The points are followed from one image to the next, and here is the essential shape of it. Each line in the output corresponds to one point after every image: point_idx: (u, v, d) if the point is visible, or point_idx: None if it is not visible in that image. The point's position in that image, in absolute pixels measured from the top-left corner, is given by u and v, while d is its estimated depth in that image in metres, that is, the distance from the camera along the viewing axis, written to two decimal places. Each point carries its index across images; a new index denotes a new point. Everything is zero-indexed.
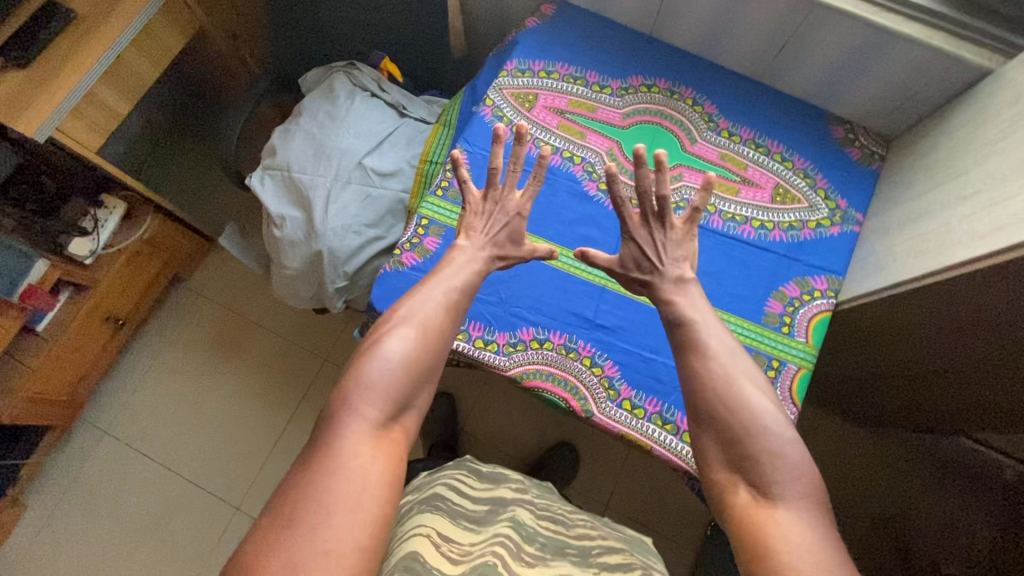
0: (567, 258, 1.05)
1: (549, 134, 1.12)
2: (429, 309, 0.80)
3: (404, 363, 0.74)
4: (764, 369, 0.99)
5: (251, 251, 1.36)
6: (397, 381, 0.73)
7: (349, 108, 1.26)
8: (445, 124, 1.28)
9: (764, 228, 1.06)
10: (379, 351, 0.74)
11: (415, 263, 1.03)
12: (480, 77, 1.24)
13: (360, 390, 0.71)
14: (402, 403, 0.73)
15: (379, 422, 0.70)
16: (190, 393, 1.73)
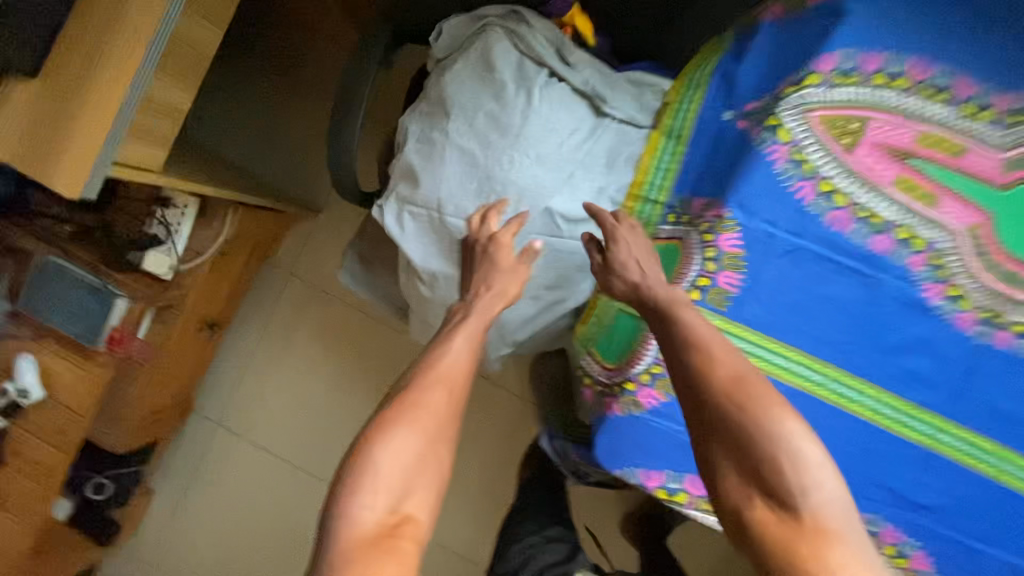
0: (881, 401, 0.72)
1: (879, 197, 0.69)
2: (434, 390, 0.65)
3: (410, 456, 0.61)
4: None
5: (381, 289, 1.04)
6: (406, 467, 0.61)
7: (521, 108, 0.81)
8: (668, 133, 0.81)
9: None
10: (380, 450, 0.61)
11: (656, 406, 0.73)
12: (748, 61, 0.75)
13: (357, 484, 0.60)
14: (406, 497, 0.60)
15: (381, 522, 0.59)
16: (298, 386, 1.56)
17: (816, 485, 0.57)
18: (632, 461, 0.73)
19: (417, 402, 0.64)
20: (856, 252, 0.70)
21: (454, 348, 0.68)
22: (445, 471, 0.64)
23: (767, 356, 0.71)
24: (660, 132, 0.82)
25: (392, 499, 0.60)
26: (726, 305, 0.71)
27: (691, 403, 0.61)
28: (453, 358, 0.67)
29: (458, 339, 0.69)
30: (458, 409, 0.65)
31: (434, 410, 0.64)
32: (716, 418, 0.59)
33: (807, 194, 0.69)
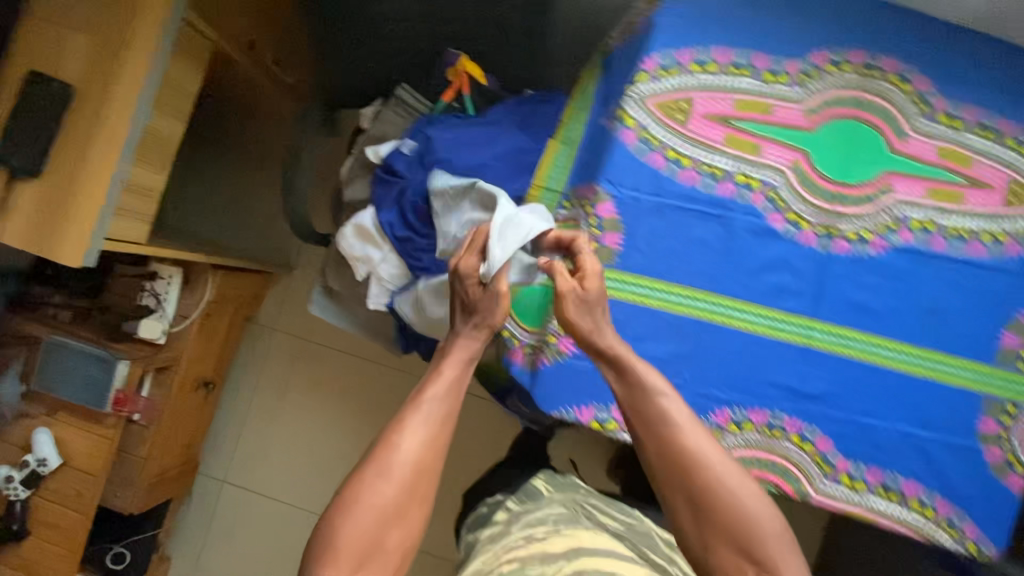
0: (758, 315, 0.87)
1: (716, 154, 0.87)
2: (401, 453, 0.63)
3: (371, 521, 0.60)
4: (996, 417, 0.87)
5: (345, 313, 1.18)
6: (365, 539, 0.60)
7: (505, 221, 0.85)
8: (564, 141, 1.00)
9: (997, 242, 0.86)
10: (342, 520, 0.60)
11: (577, 350, 0.88)
12: (612, 74, 0.95)
13: (316, 558, 0.60)
14: (369, 560, 0.61)
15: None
16: (295, 431, 1.67)
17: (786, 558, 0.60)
18: (566, 400, 0.88)
19: (386, 463, 0.62)
20: (707, 200, 0.87)
21: (427, 401, 0.65)
22: (416, 526, 0.64)
23: (656, 294, 0.87)
24: (557, 141, 1.01)
25: (357, 562, 0.60)
26: (615, 259, 0.87)
27: (672, 473, 0.63)
28: (425, 415, 0.65)
29: (431, 393, 0.66)
30: (434, 468, 0.64)
31: (402, 470, 0.62)
32: (705, 505, 0.62)
33: (660, 163, 0.87)
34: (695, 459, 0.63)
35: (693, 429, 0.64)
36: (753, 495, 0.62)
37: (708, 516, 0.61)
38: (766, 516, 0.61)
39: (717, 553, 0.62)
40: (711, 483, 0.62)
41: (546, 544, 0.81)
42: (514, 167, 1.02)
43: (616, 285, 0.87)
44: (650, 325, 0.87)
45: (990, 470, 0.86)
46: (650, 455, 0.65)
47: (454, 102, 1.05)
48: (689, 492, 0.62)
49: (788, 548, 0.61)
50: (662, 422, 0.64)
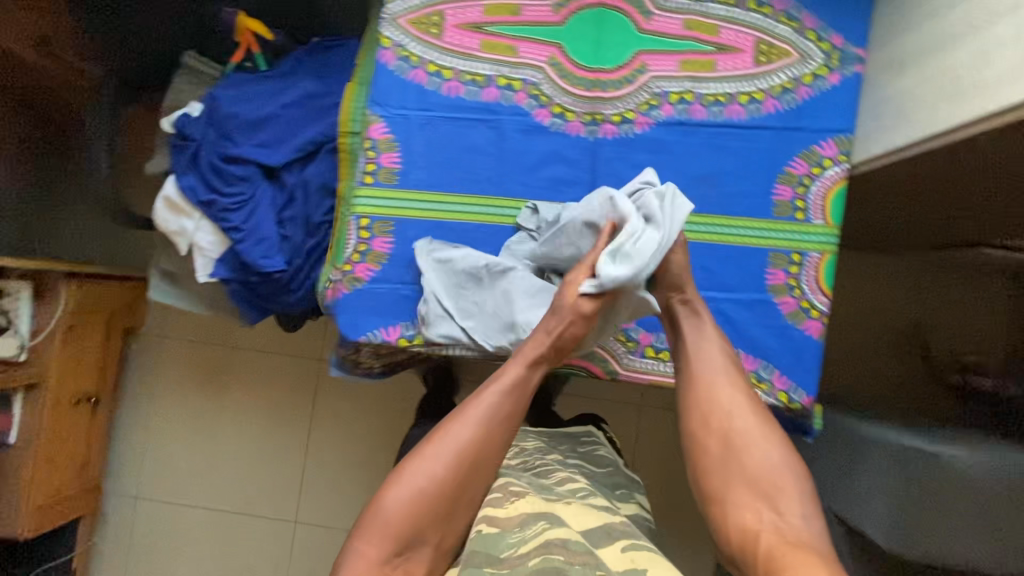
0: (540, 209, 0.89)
1: (474, 61, 0.89)
2: (455, 436, 0.71)
3: (418, 490, 0.69)
4: (785, 267, 0.89)
5: (189, 292, 1.17)
6: (408, 512, 0.68)
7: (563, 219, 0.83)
8: (361, 82, 0.98)
9: (754, 102, 0.89)
10: (392, 487, 0.69)
11: (373, 274, 0.89)
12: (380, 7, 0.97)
13: (364, 527, 0.68)
14: (415, 546, 0.68)
15: (383, 561, 0.67)
16: (198, 436, 1.64)
17: (797, 510, 0.65)
18: (369, 323, 0.88)
19: (438, 451, 0.70)
20: (475, 107, 0.89)
21: (483, 396, 0.74)
22: (462, 511, 0.70)
23: (440, 206, 0.89)
24: (355, 83, 0.99)
25: (401, 545, 0.67)
26: (395, 179, 0.89)
27: (707, 416, 0.72)
28: (482, 414, 0.72)
29: (489, 393, 0.74)
30: (486, 468, 0.71)
31: (456, 464, 0.70)
32: (740, 443, 0.70)
33: (422, 78, 0.89)
34: (732, 410, 0.72)
35: (730, 390, 0.74)
36: (779, 450, 0.69)
37: (736, 457, 0.69)
38: (785, 469, 0.68)
39: (732, 492, 0.68)
40: (746, 429, 0.71)
41: (522, 502, 0.68)
42: (309, 114, 1.04)
43: (401, 203, 0.88)
44: (437, 236, 0.89)
45: (788, 320, 0.89)
46: (689, 403, 0.74)
47: (246, 62, 1.07)
48: (723, 433, 0.71)
49: (805, 504, 0.67)
50: (702, 369, 0.76)
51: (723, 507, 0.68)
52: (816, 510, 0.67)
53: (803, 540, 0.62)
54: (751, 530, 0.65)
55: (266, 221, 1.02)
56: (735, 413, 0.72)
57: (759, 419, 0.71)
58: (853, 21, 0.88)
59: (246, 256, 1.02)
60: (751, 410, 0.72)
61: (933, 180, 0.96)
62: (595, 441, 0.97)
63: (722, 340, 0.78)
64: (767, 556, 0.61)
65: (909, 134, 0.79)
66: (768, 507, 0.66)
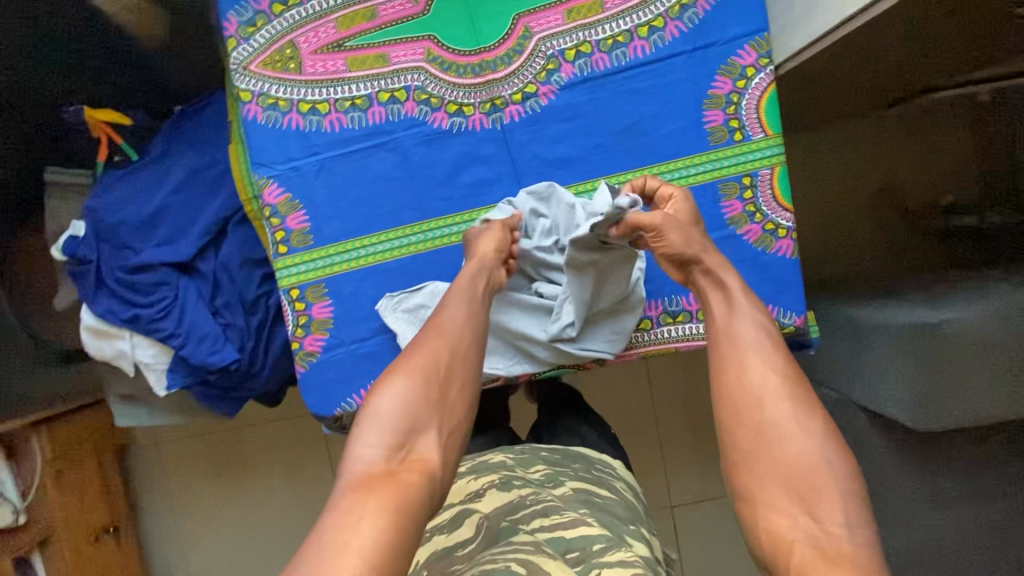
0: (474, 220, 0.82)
1: (347, 85, 0.80)
2: (434, 345, 0.70)
3: (409, 394, 0.65)
4: (740, 194, 0.84)
5: (156, 408, 1.10)
6: (401, 410, 0.64)
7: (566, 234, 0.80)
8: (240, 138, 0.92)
9: (656, 30, 0.81)
10: (381, 393, 0.66)
11: (325, 343, 0.82)
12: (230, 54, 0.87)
13: (362, 431, 0.63)
14: (418, 438, 0.64)
15: (388, 458, 0.61)
16: (225, 534, 1.56)
17: (837, 519, 0.56)
18: (340, 395, 0.82)
19: (418, 352, 0.69)
20: (366, 133, 0.80)
21: (450, 304, 0.73)
22: (454, 412, 0.67)
23: (366, 250, 0.82)
24: (236, 142, 0.93)
25: (403, 437, 0.63)
26: (310, 238, 0.81)
27: (737, 405, 0.64)
28: (456, 315, 0.72)
29: (453, 294, 0.74)
30: (469, 360, 0.70)
31: (436, 363, 0.68)
32: (774, 431, 0.62)
33: (298, 121, 0.80)
34: (766, 397, 0.63)
35: (767, 369, 0.65)
36: (816, 439, 0.61)
37: (774, 445, 0.61)
38: (822, 464, 0.59)
39: (766, 491, 0.60)
40: (783, 416, 0.62)
41: (555, 563, 0.62)
42: (202, 192, 0.95)
43: (327, 261, 0.81)
44: (375, 282, 0.82)
45: (757, 248, 0.84)
46: (723, 387, 0.66)
47: (115, 156, 0.97)
48: (756, 424, 0.63)
49: (846, 507, 0.57)
50: (737, 336, 0.68)
51: (754, 505, 0.60)
52: (861, 515, 0.57)
53: (845, 555, 0.53)
54: (786, 535, 0.57)
55: (199, 318, 0.95)
56: (772, 394, 0.63)
57: (798, 407, 0.62)
58: None
59: (193, 359, 0.96)
60: (790, 400, 0.63)
61: (870, 47, 0.88)
62: (611, 473, 0.91)
63: (760, 314, 0.69)
64: (806, 568, 0.52)
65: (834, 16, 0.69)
66: (800, 506, 0.58)
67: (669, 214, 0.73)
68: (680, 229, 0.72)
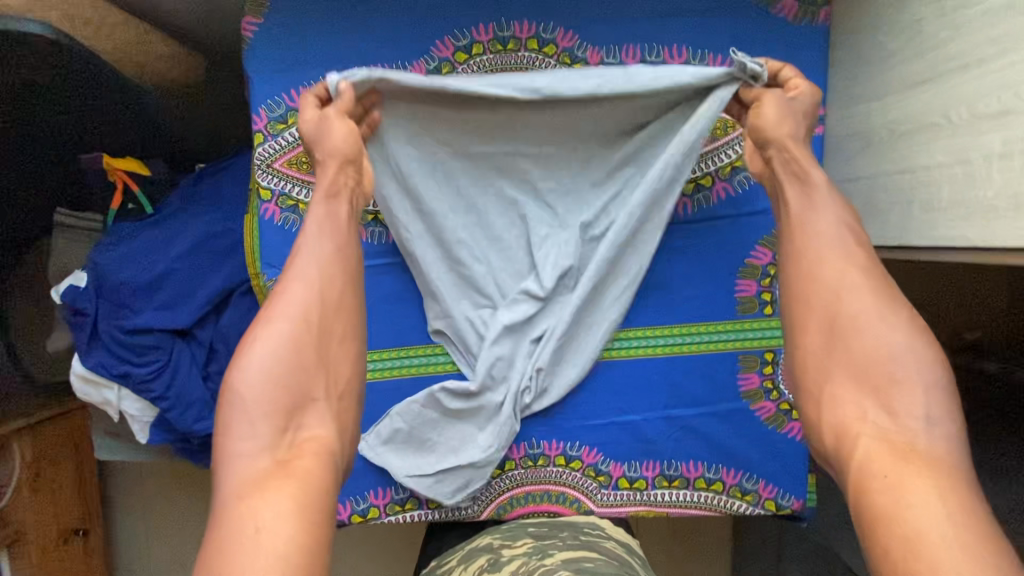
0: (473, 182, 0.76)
1: None
2: (295, 295, 0.59)
3: (277, 357, 0.56)
4: (759, 368, 0.80)
5: (139, 448, 1.09)
6: (277, 378, 0.55)
7: (536, 228, 0.76)
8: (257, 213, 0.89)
9: (701, 190, 0.76)
10: (239, 367, 0.55)
11: None
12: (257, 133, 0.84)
13: (231, 424, 0.53)
14: (303, 412, 0.56)
15: (274, 446, 0.53)
16: (192, 549, 1.56)
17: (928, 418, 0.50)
18: None
19: (278, 311, 0.58)
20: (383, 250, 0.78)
21: (308, 239, 0.62)
22: (331, 359, 0.59)
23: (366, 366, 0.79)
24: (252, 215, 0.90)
25: (286, 416, 0.55)
26: None
27: (809, 297, 0.59)
28: (314, 258, 0.61)
29: (311, 230, 0.62)
30: (343, 305, 0.61)
31: (305, 321, 0.58)
32: (850, 321, 0.56)
33: None
34: (844, 290, 0.57)
35: (846, 268, 0.57)
36: (889, 330, 0.54)
37: (845, 342, 0.55)
38: (905, 354, 0.52)
39: (835, 384, 0.55)
40: (863, 309, 0.55)
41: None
42: (209, 257, 0.92)
43: None
44: (368, 401, 0.79)
45: (767, 425, 0.80)
46: (794, 275, 0.60)
47: (128, 204, 0.94)
48: (829, 314, 0.57)
49: (927, 396, 0.51)
50: (808, 230, 0.61)
51: (820, 401, 0.56)
52: (945, 409, 0.51)
53: (926, 451, 0.48)
54: (850, 428, 0.53)
55: (188, 384, 0.93)
56: (837, 289, 0.57)
57: (881, 298, 0.55)
58: (806, 72, 0.74)
59: (178, 424, 0.94)
60: (859, 288, 0.56)
61: None
62: (602, 534, 0.74)
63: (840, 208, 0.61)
64: (871, 467, 0.49)
65: (877, 234, 0.65)
66: (876, 403, 0.52)
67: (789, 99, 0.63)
68: (794, 116, 0.63)
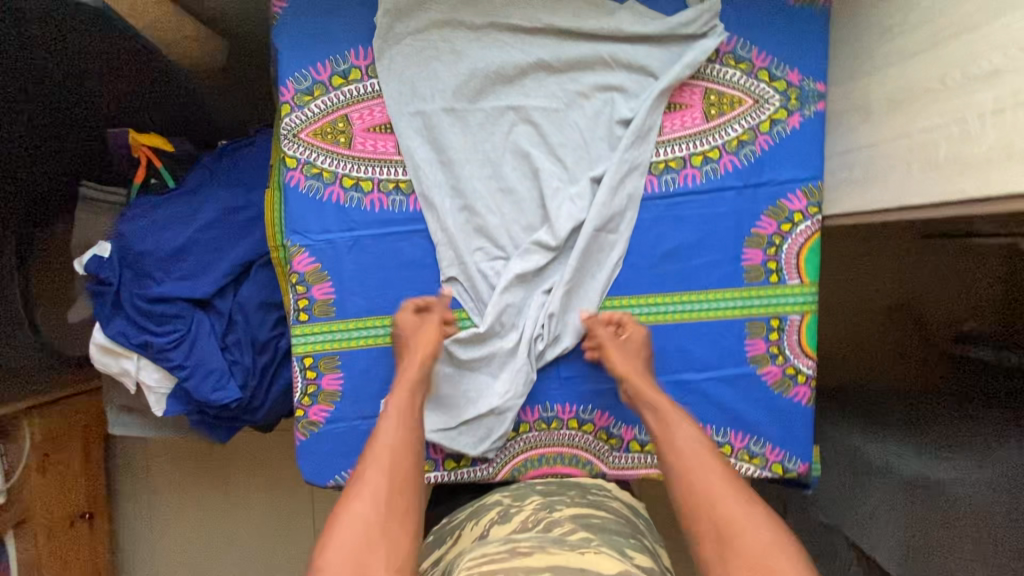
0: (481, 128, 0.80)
1: (393, 165, 0.79)
2: (371, 474, 0.67)
3: (355, 534, 0.62)
4: (765, 335, 0.83)
5: (154, 421, 1.11)
6: (354, 553, 0.60)
7: (547, 178, 0.80)
8: (279, 186, 0.92)
9: (709, 162, 0.80)
10: (324, 550, 0.61)
11: (330, 415, 0.82)
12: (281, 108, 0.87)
13: None
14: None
15: None
16: (199, 531, 1.57)
17: None
18: (335, 468, 0.82)
19: (359, 490, 0.66)
20: (403, 217, 0.80)
21: (383, 428, 0.72)
22: (397, 527, 0.63)
23: (386, 331, 0.81)
24: (273, 189, 0.93)
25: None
26: (333, 310, 0.81)
27: (703, 511, 0.64)
28: (389, 437, 0.70)
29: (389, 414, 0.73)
30: (410, 483, 0.67)
31: (379, 498, 0.65)
32: (728, 532, 0.61)
33: (339, 195, 0.79)
34: (714, 495, 0.64)
35: (720, 479, 0.66)
36: (763, 527, 0.61)
37: (729, 543, 0.61)
38: (776, 548, 0.59)
39: None
40: (735, 516, 0.62)
41: (534, 557, 0.59)
42: (229, 230, 0.94)
43: (345, 334, 0.81)
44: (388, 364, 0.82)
45: (774, 390, 0.83)
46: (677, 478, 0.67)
47: (151, 178, 0.96)
48: (710, 523, 0.63)
49: (803, 567, 0.59)
50: (694, 441, 0.70)
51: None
52: None
53: None
54: None
55: (208, 353, 0.95)
56: (708, 492, 0.65)
57: (741, 498, 0.63)
58: (808, 49, 0.78)
59: (196, 393, 0.96)
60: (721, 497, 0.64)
61: None
62: (606, 492, 0.81)
63: (692, 426, 0.72)
64: None
65: (877, 198, 0.69)
66: None
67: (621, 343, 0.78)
68: (626, 356, 0.77)
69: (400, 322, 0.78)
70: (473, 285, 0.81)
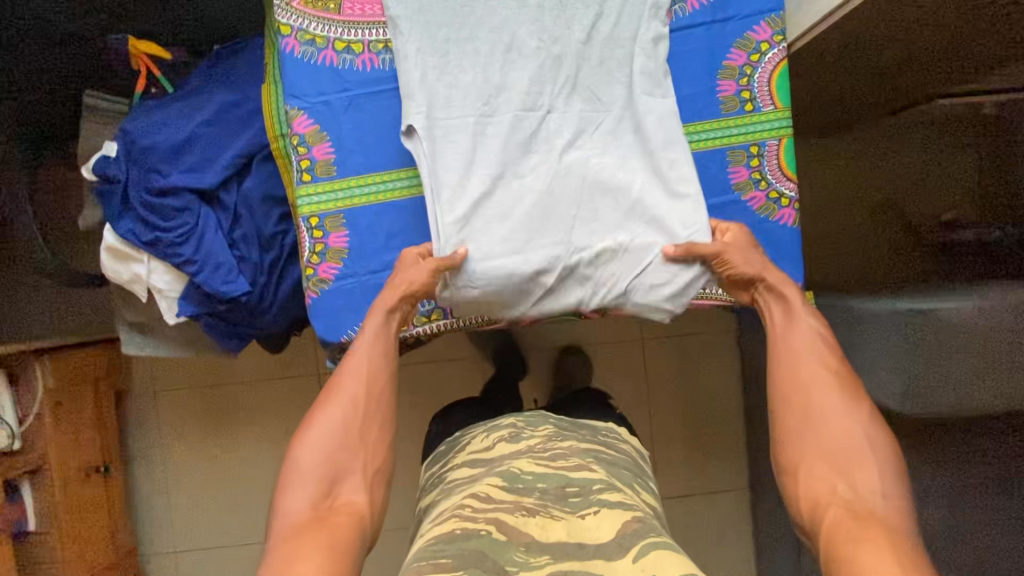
0: None
1: (381, 28, 0.85)
2: (347, 387, 0.75)
3: (328, 439, 0.72)
4: (746, 163, 0.87)
5: (165, 340, 1.13)
6: (328, 454, 0.71)
7: (526, 36, 0.85)
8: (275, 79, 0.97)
9: (677, 3, 0.87)
10: (299, 445, 0.71)
11: (338, 271, 0.85)
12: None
13: (287, 484, 0.69)
14: (340, 482, 0.70)
15: (315, 505, 0.67)
16: (215, 481, 1.57)
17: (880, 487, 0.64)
18: (346, 323, 0.85)
19: (336, 398, 0.75)
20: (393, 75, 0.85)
21: (359, 347, 0.78)
22: (368, 439, 0.73)
23: (386, 185, 0.85)
24: (269, 83, 0.98)
25: (325, 486, 0.69)
26: (334, 169, 0.84)
27: (795, 393, 0.73)
28: (363, 360, 0.77)
29: (365, 337, 0.78)
30: (382, 400, 0.76)
31: (353, 408, 0.74)
32: (819, 412, 0.70)
33: (332, 58, 0.84)
34: (813, 387, 0.72)
35: (823, 373, 0.73)
36: (863, 428, 0.68)
37: (814, 426, 0.70)
38: (862, 442, 0.67)
39: (810, 464, 0.68)
40: (826, 404, 0.70)
41: (535, 521, 0.72)
42: (229, 125, 0.99)
43: (347, 191, 0.85)
44: (390, 216, 0.85)
45: (760, 214, 0.87)
46: (782, 370, 0.75)
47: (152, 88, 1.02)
48: (802, 408, 0.71)
49: (883, 480, 0.65)
50: (822, 342, 0.75)
51: (796, 479, 0.69)
52: (899, 485, 0.65)
53: (876, 514, 0.62)
54: (822, 499, 0.66)
55: (217, 246, 0.98)
56: (816, 381, 0.72)
57: (845, 398, 0.70)
58: None
59: (206, 286, 0.98)
60: (822, 388, 0.71)
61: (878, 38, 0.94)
62: (617, 436, 0.97)
63: (816, 319, 0.77)
64: (837, 533, 0.61)
65: None
66: (842, 483, 0.66)
67: (727, 244, 0.82)
68: (742, 252, 0.81)
69: (405, 259, 0.82)
70: (457, 148, 0.83)
